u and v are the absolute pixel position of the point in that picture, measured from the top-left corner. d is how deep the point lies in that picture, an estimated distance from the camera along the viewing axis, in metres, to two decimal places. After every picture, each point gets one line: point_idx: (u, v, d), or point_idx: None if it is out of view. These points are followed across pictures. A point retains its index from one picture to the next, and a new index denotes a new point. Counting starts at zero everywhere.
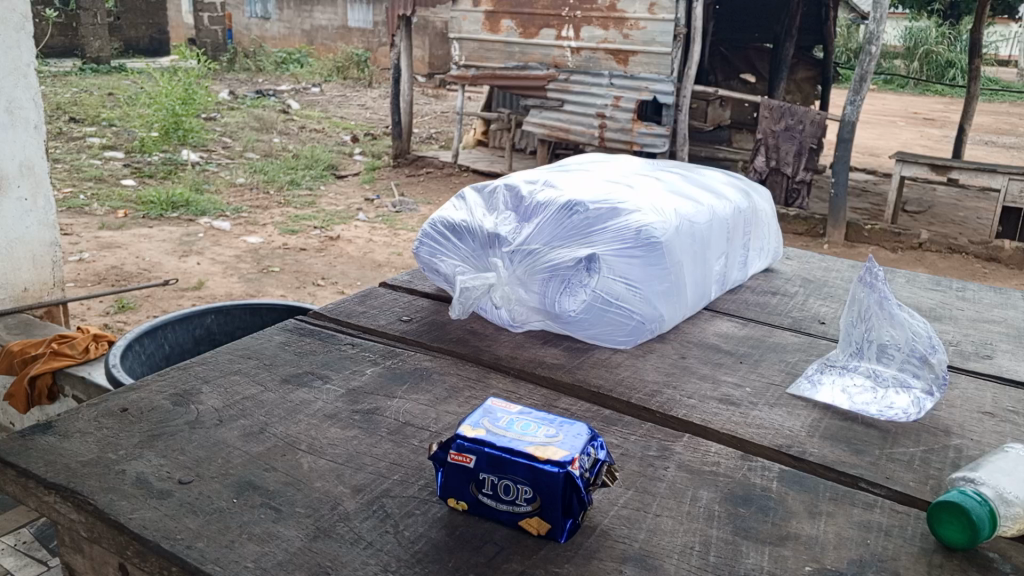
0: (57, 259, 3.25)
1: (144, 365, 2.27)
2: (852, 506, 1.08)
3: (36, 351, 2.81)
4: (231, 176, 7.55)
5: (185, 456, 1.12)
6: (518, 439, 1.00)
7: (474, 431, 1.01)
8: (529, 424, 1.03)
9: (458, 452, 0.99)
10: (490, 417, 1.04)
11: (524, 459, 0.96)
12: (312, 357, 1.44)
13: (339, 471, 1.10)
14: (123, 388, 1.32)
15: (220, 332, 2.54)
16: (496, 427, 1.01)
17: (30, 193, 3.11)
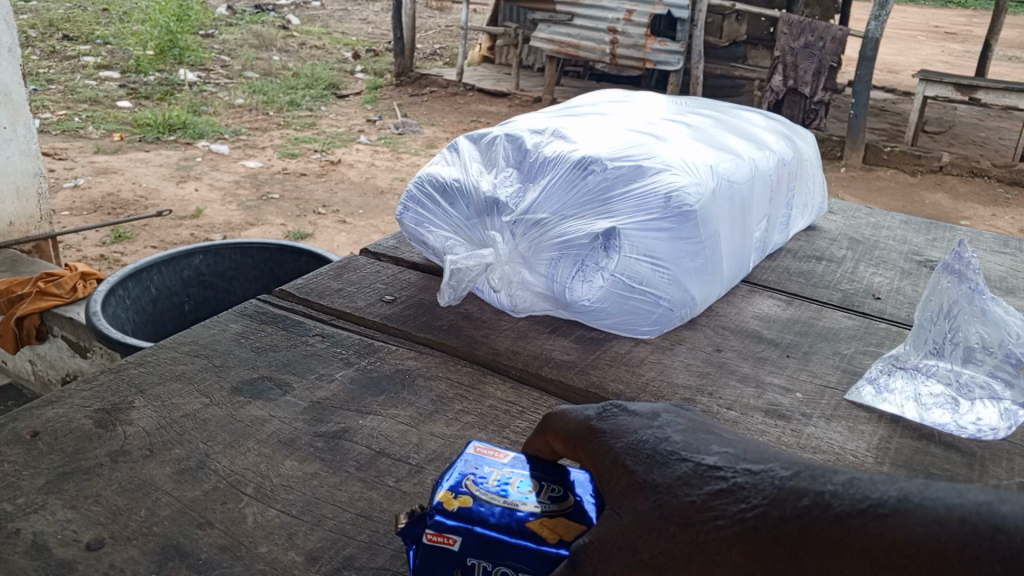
0: (44, 190, 3.00)
1: (127, 312, 1.98)
2: None
3: (22, 290, 2.54)
4: (230, 97, 7.17)
5: (100, 505, 0.89)
6: (514, 510, 0.73)
7: (454, 502, 0.73)
8: (525, 480, 0.77)
9: (437, 531, 0.72)
10: (472, 478, 0.76)
11: (529, 542, 0.70)
12: (272, 355, 1.20)
13: (292, 528, 0.87)
14: (41, 401, 1.08)
15: (212, 276, 2.21)
16: (483, 491, 0.74)
17: (9, 121, 2.83)
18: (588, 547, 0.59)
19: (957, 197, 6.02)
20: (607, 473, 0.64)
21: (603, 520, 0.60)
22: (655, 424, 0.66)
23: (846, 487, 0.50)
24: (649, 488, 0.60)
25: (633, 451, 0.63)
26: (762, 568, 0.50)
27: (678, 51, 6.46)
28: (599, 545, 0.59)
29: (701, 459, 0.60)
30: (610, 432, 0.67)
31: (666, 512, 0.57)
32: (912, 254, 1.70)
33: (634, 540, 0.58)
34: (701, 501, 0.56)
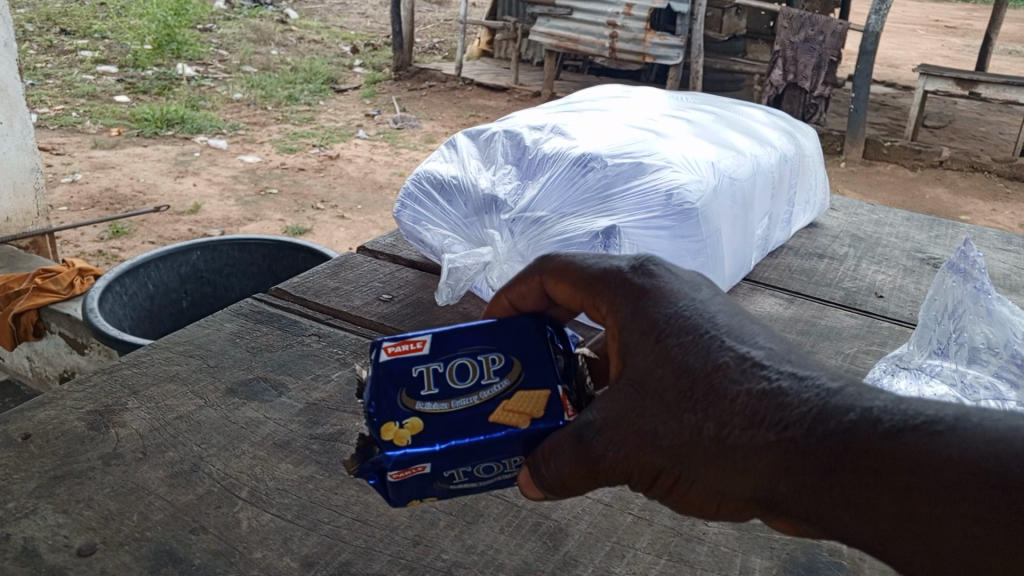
0: (41, 186, 2.98)
1: (124, 309, 1.96)
2: None
3: (19, 286, 2.53)
4: (228, 92, 7.14)
5: (91, 510, 0.87)
6: (471, 410, 0.68)
7: (406, 438, 0.66)
8: (460, 362, 0.69)
9: (400, 468, 0.66)
10: (404, 388, 0.67)
11: (501, 433, 0.67)
12: (268, 355, 1.19)
13: (287, 533, 0.85)
14: (32, 404, 1.06)
15: (209, 272, 2.19)
16: (428, 406, 0.67)
17: (5, 116, 2.81)
18: (606, 420, 0.59)
19: (957, 192, 6.00)
20: (637, 340, 0.62)
21: (629, 395, 0.59)
22: (702, 297, 0.64)
23: (901, 407, 0.49)
24: (684, 371, 0.58)
25: (676, 324, 0.61)
26: (792, 481, 0.51)
27: (678, 45, 6.44)
28: (618, 419, 0.59)
29: (742, 348, 0.58)
30: (652, 293, 0.65)
31: (698, 400, 0.57)
32: (914, 251, 1.69)
33: (648, 423, 0.58)
34: (737, 394, 0.55)
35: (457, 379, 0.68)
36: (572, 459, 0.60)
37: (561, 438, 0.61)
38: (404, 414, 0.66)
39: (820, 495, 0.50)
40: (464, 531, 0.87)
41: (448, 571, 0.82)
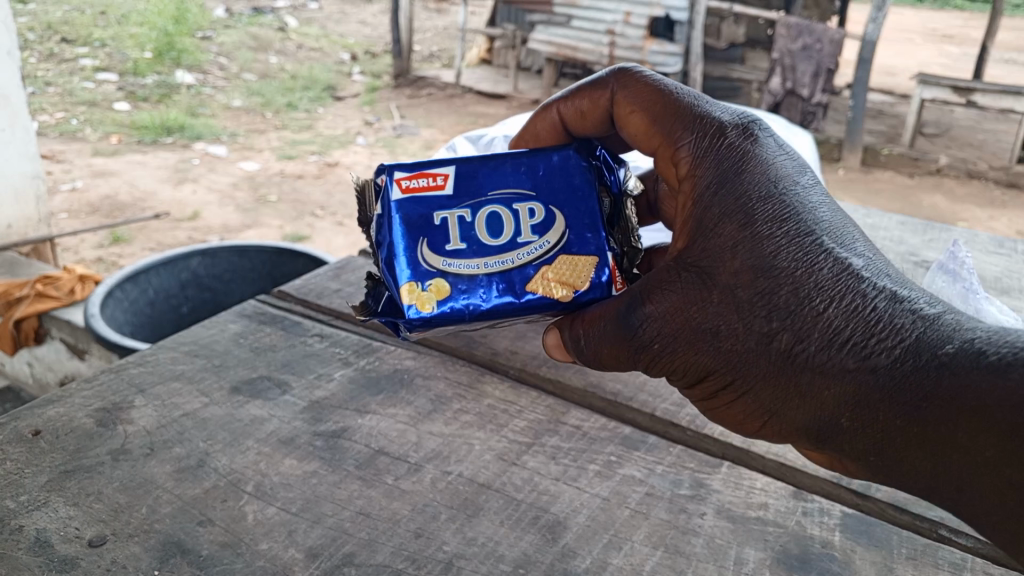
0: (41, 193, 3.00)
1: (125, 314, 1.99)
2: (936, 571, 0.86)
3: (19, 292, 2.56)
4: (228, 100, 7.18)
5: (100, 504, 0.90)
6: (505, 273, 0.93)
7: (427, 302, 0.91)
8: (489, 212, 0.95)
9: (419, 328, 0.92)
10: (426, 238, 0.93)
11: (544, 300, 0.92)
12: (271, 355, 1.21)
13: (292, 526, 0.88)
14: (41, 401, 1.08)
15: (209, 278, 2.21)
16: (453, 266, 0.92)
17: (7, 122, 2.84)
18: (671, 308, 0.80)
19: (954, 199, 6.03)
20: (720, 225, 0.81)
21: (700, 286, 0.80)
22: (800, 184, 0.83)
23: (992, 346, 0.68)
24: (769, 273, 0.78)
25: (771, 221, 0.79)
26: (854, 414, 0.73)
27: (675, 52, 6.50)
28: (679, 312, 0.80)
29: (843, 256, 0.78)
30: (747, 161, 0.84)
31: (773, 305, 0.77)
32: (908, 255, 1.72)
33: (723, 320, 0.79)
34: (820, 311, 0.76)
35: (487, 236, 0.94)
36: (610, 342, 0.84)
37: (604, 328, 0.84)
38: (429, 275, 0.92)
39: (883, 407, 0.71)
40: (464, 524, 0.89)
41: (449, 562, 0.84)
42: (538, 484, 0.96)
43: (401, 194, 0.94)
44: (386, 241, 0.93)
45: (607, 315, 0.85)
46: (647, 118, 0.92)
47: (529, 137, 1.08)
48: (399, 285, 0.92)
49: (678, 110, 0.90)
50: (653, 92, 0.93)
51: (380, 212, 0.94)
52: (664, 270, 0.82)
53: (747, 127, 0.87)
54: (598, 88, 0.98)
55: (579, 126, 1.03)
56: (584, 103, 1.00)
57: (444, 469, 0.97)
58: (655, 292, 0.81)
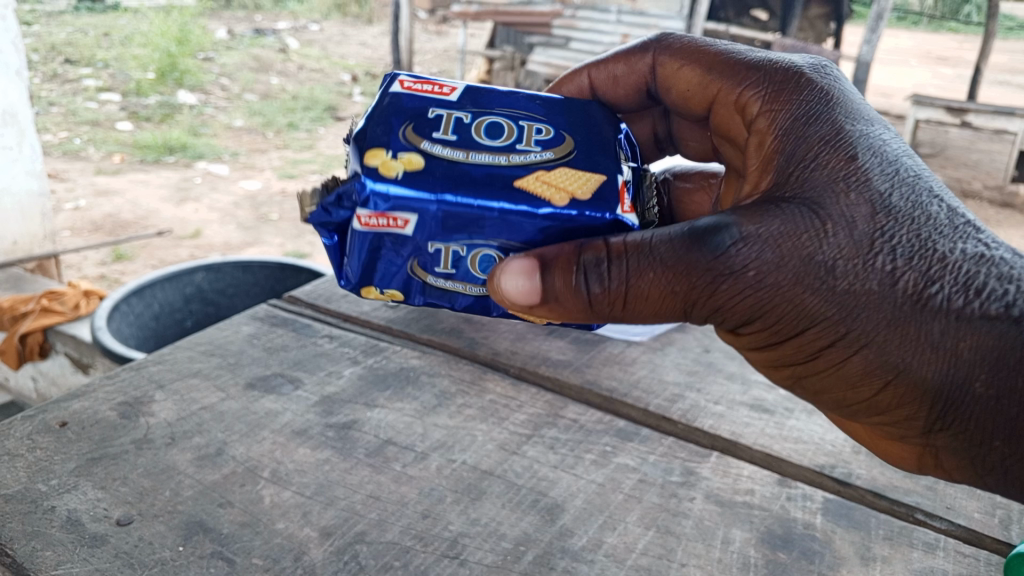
0: (47, 210, 3.07)
1: (131, 327, 2.03)
2: (911, 548, 0.92)
3: (26, 308, 2.62)
4: (229, 120, 7.27)
5: (126, 487, 0.95)
6: (491, 173, 0.88)
7: (394, 169, 0.87)
8: (490, 120, 0.92)
9: (382, 210, 0.87)
10: (412, 122, 0.90)
11: (534, 207, 0.87)
12: (283, 354, 1.27)
13: (306, 508, 0.93)
14: (66, 396, 1.14)
15: (213, 292, 2.26)
16: (435, 148, 0.88)
17: (14, 141, 2.91)
18: (771, 237, 0.79)
19: None
20: (826, 156, 0.82)
21: (811, 216, 0.79)
22: (893, 133, 0.87)
23: None
24: (888, 212, 0.79)
25: (882, 162, 0.82)
26: (988, 364, 0.75)
27: None
28: (778, 242, 0.79)
29: (954, 205, 0.81)
30: (841, 101, 0.87)
31: (895, 242, 0.78)
32: None
33: (833, 250, 0.78)
34: (948, 256, 0.77)
35: (481, 136, 0.90)
36: (673, 272, 0.80)
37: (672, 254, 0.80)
38: (402, 147, 0.87)
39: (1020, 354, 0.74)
40: (469, 506, 0.95)
41: (455, 539, 0.89)
42: (538, 470, 1.02)
43: (403, 89, 0.94)
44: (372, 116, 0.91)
45: (683, 231, 0.81)
46: (700, 71, 1.03)
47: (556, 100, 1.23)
48: (369, 147, 0.87)
49: (728, 60, 1.00)
50: (694, 48, 1.05)
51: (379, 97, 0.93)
52: (762, 203, 0.82)
53: (822, 67, 0.93)
54: (637, 55, 1.12)
55: (609, 90, 1.18)
56: (620, 68, 1.15)
57: (449, 457, 1.03)
58: (757, 217, 0.80)
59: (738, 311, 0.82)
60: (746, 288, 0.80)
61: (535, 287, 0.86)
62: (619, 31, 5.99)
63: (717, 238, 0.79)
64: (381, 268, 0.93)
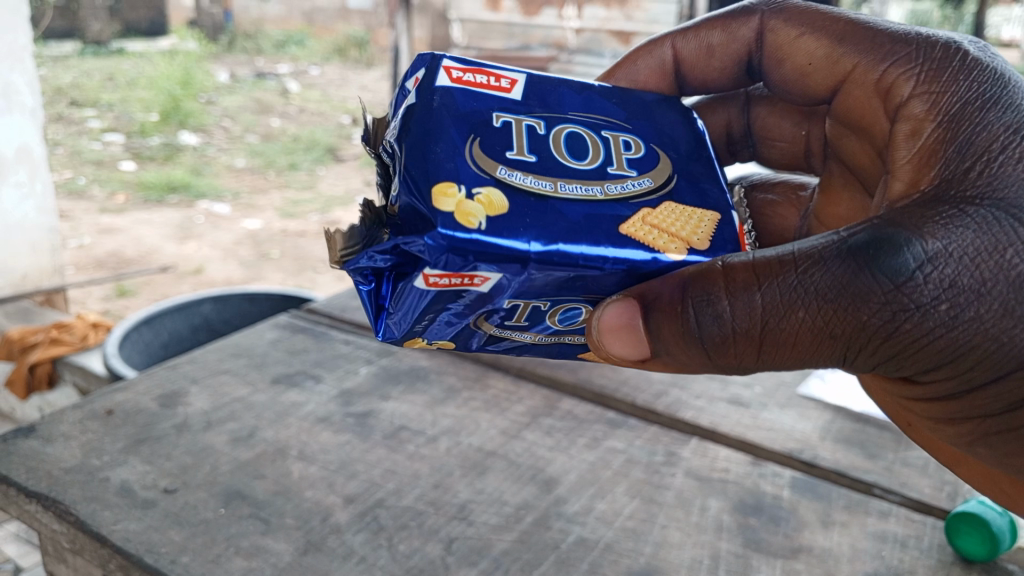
0: (57, 245, 2.83)
1: (141, 354, 2.06)
2: (866, 515, 1.04)
3: (35, 338, 2.47)
4: (231, 160, 7.45)
5: (170, 462, 1.08)
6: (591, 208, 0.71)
7: (474, 216, 0.66)
8: (566, 132, 0.76)
9: (460, 268, 0.66)
10: (478, 140, 0.71)
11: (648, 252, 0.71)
12: (304, 356, 1.40)
13: (331, 479, 1.05)
14: (110, 389, 1.27)
15: (219, 321, 2.29)
16: (516, 178, 0.70)
17: (27, 179, 2.68)
18: (968, 252, 0.66)
19: None
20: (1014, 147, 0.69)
21: (1005, 221, 0.66)
22: None
23: None
24: None
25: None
26: None
27: None
28: (977, 260, 0.66)
29: None
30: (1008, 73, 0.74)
31: None
32: None
33: None
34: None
35: (566, 156, 0.74)
36: (844, 314, 0.68)
37: (836, 297, 0.67)
38: (477, 182, 0.68)
39: None
40: (475, 479, 1.07)
41: (463, 505, 1.01)
42: (534, 451, 1.14)
43: (444, 89, 0.73)
44: (419, 126, 0.70)
45: (856, 258, 0.67)
46: (827, 39, 0.89)
47: (621, 79, 1.03)
48: (441, 206, 0.66)
49: (869, 29, 0.87)
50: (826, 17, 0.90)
51: (412, 100, 0.72)
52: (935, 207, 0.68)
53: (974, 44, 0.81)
54: (741, 17, 0.97)
55: (701, 66, 1.02)
56: (716, 36, 0.99)
57: (456, 440, 1.16)
58: (942, 228, 0.66)
59: (924, 348, 0.69)
60: (939, 324, 0.68)
61: (637, 336, 0.73)
62: None
63: (900, 260, 0.66)
64: (437, 329, 0.72)
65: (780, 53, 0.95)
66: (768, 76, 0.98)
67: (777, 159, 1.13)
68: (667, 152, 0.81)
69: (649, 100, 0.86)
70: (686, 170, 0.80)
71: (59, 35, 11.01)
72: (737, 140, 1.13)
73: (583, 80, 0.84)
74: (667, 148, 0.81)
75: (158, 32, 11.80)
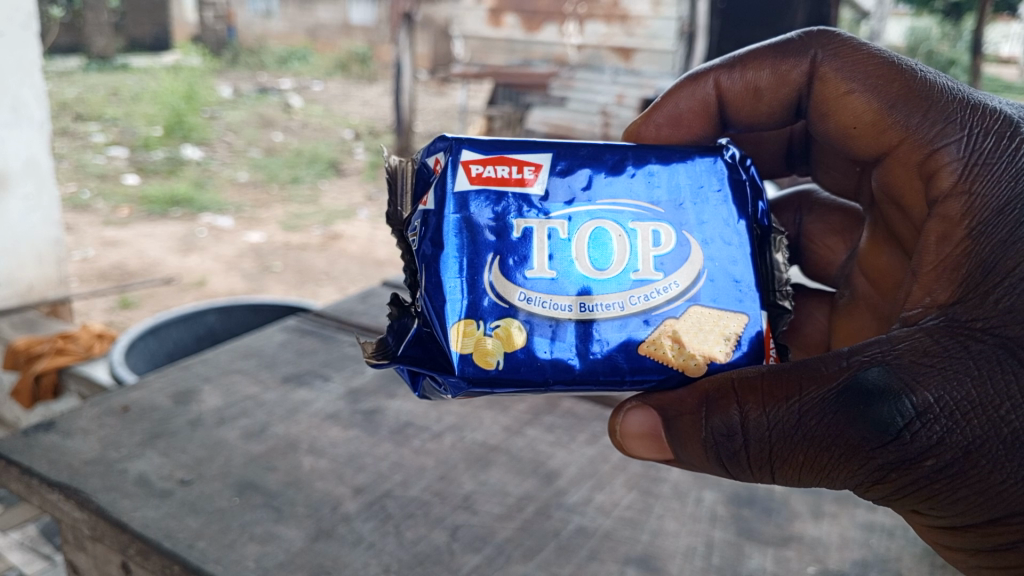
0: (64, 257, 2.73)
1: (147, 364, 2.09)
2: (855, 506, 1.09)
3: (40, 348, 2.38)
4: (233, 174, 7.51)
5: (185, 455, 1.12)
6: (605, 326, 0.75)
7: (492, 355, 0.73)
8: (592, 230, 0.76)
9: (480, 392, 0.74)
10: (499, 257, 0.75)
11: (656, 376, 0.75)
12: (312, 356, 1.44)
13: (340, 471, 1.09)
14: (125, 388, 1.31)
15: (224, 332, 2.31)
16: (535, 304, 0.74)
17: (35, 192, 2.60)
18: (963, 405, 0.62)
19: None
20: None
21: (1010, 366, 0.62)
22: None
23: None
24: None
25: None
26: None
27: None
28: (974, 411, 0.62)
29: None
30: None
31: None
32: None
33: None
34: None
35: (589, 262, 0.75)
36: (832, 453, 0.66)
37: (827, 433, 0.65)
38: (496, 313, 0.74)
39: None
40: (479, 471, 1.11)
41: (467, 494, 1.06)
42: (535, 446, 1.18)
43: (458, 190, 0.75)
44: (437, 249, 0.74)
45: (850, 397, 0.64)
46: (876, 102, 0.80)
47: (655, 122, 0.93)
48: (460, 348, 0.73)
49: (930, 95, 0.77)
50: (884, 70, 0.80)
51: (431, 207, 0.75)
52: (945, 346, 0.65)
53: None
54: (791, 56, 0.85)
55: (746, 107, 0.91)
56: (763, 77, 0.88)
57: (460, 435, 1.20)
58: (939, 374, 0.63)
59: (918, 488, 0.66)
60: (929, 468, 0.64)
61: (660, 446, 0.75)
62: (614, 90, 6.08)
63: (888, 410, 0.63)
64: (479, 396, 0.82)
65: (826, 108, 0.85)
66: (818, 126, 0.88)
67: (834, 185, 1.03)
68: (700, 236, 0.78)
69: (681, 173, 0.79)
70: (717, 260, 0.78)
71: (64, 51, 11.11)
72: (798, 152, 1.05)
73: (612, 149, 0.79)
74: (700, 230, 0.78)
75: (162, 48, 11.91)
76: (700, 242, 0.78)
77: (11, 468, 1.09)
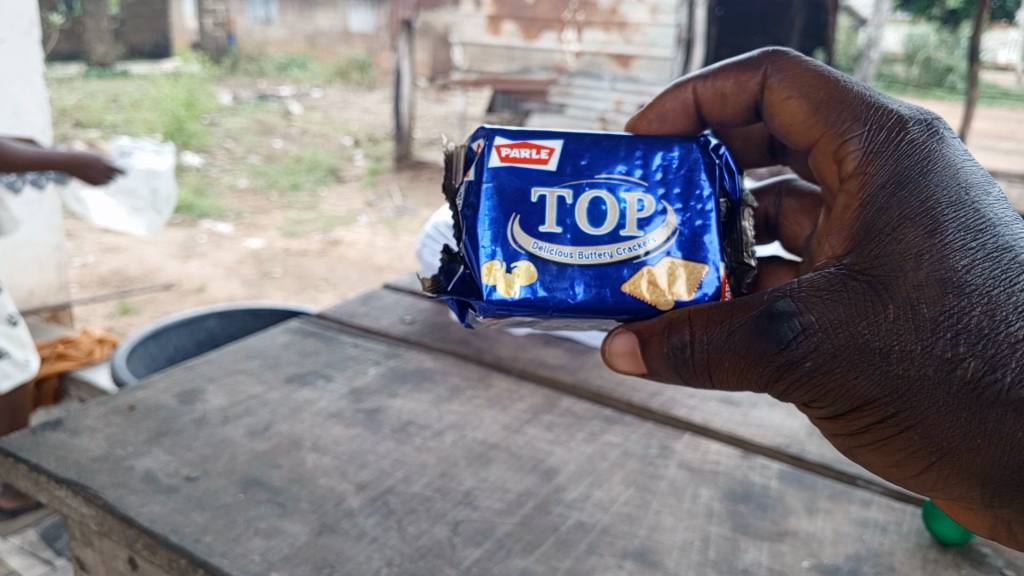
0: (65, 262, 2.75)
1: (148, 369, 2.11)
2: (849, 503, 1.10)
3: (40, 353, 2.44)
4: (233, 181, 7.54)
5: (191, 452, 1.14)
6: (601, 269, 0.83)
7: (512, 286, 0.82)
8: (590, 199, 0.84)
9: (494, 315, 0.83)
10: (518, 217, 0.84)
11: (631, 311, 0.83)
12: (315, 357, 1.47)
13: (343, 468, 1.11)
14: (131, 387, 1.33)
15: (224, 336, 2.32)
16: (544, 251, 0.83)
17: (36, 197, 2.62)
18: (834, 321, 0.70)
19: None
20: (901, 231, 0.71)
21: (874, 297, 0.69)
22: (993, 195, 0.72)
23: None
24: (953, 289, 0.66)
25: (964, 230, 0.69)
26: None
27: None
28: (843, 325, 0.69)
29: None
30: (933, 162, 0.74)
31: (962, 327, 0.65)
32: None
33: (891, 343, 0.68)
34: (1017, 337, 0.63)
35: (587, 223, 0.84)
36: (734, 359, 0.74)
37: (730, 340, 0.74)
38: (514, 256, 0.83)
39: None
40: (480, 468, 1.13)
41: (469, 491, 1.08)
42: (535, 445, 1.20)
43: (496, 168, 0.85)
44: (474, 211, 0.84)
45: (749, 316, 0.73)
46: (807, 105, 0.83)
47: (649, 119, 0.98)
48: (487, 279, 0.82)
49: (847, 100, 0.81)
50: (815, 80, 0.83)
51: (473, 178, 0.86)
52: (829, 278, 0.72)
53: (933, 123, 0.77)
54: (748, 69, 0.89)
55: (716, 112, 0.95)
56: (728, 85, 0.92)
57: (461, 433, 1.22)
58: (818, 299, 0.71)
59: (802, 395, 0.73)
60: (805, 377, 0.71)
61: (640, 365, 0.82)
62: (612, 97, 6.10)
63: (783, 327, 0.71)
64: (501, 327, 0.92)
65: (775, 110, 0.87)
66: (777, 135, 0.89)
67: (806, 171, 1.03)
68: (678, 205, 0.85)
69: (664, 156, 0.86)
70: (690, 224, 0.84)
71: (64, 58, 11.14)
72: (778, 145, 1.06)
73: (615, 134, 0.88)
74: (678, 200, 0.85)
75: (161, 55, 11.94)
76: (677, 209, 0.84)
77: (19, 465, 1.11)
